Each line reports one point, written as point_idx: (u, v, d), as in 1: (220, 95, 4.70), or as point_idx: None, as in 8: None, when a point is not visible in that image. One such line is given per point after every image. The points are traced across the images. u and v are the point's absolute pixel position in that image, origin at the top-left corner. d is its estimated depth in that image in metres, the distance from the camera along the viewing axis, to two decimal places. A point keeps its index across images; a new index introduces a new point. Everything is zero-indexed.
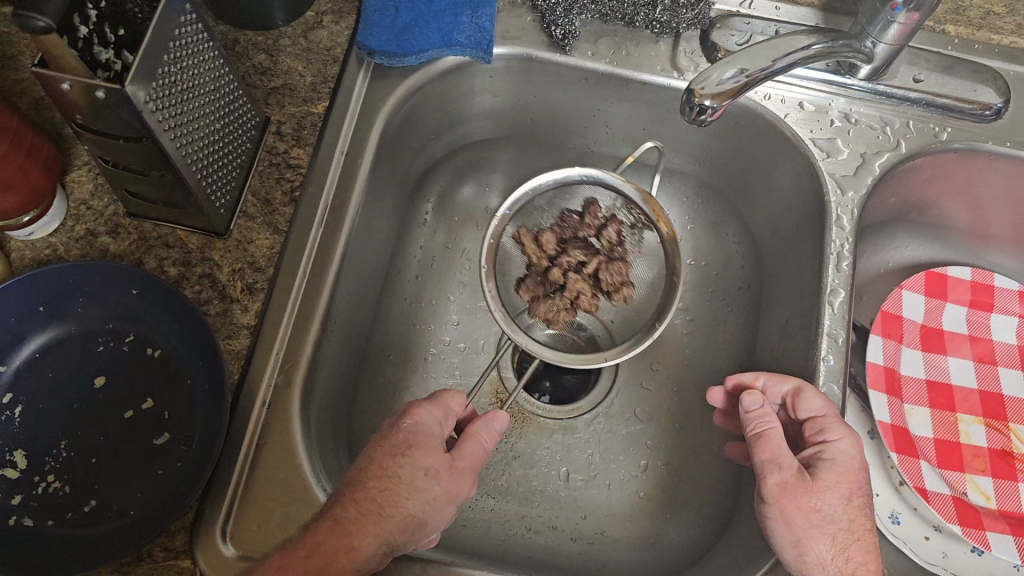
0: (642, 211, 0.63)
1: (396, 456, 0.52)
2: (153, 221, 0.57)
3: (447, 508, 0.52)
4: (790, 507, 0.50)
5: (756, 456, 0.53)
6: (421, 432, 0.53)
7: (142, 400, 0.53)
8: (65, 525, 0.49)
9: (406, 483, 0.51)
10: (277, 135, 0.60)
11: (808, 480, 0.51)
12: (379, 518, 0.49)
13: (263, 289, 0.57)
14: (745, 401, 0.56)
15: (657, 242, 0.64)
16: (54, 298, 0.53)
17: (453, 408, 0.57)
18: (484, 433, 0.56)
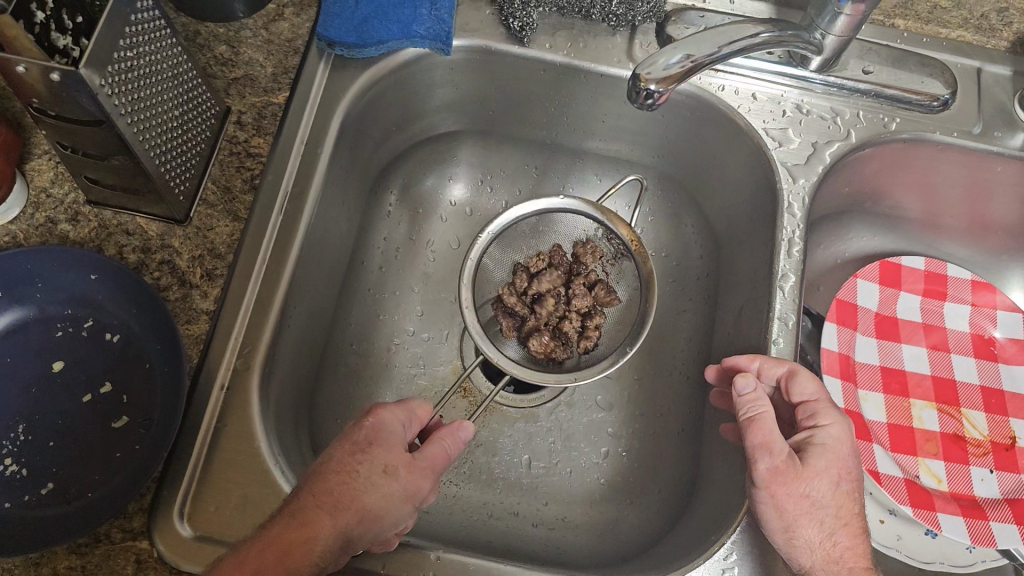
0: (621, 241, 0.64)
1: (357, 452, 0.52)
2: (113, 208, 0.57)
3: (406, 506, 0.52)
4: (781, 495, 0.50)
5: (749, 442, 0.52)
6: (384, 429, 0.54)
7: (101, 384, 0.54)
8: (23, 507, 0.50)
9: (364, 478, 0.51)
10: (238, 125, 0.61)
11: (798, 465, 0.51)
12: (335, 509, 0.49)
13: (222, 275, 0.57)
14: (739, 385, 0.54)
15: (635, 267, 0.65)
16: (13, 283, 0.53)
17: (418, 414, 0.57)
18: (449, 439, 0.56)
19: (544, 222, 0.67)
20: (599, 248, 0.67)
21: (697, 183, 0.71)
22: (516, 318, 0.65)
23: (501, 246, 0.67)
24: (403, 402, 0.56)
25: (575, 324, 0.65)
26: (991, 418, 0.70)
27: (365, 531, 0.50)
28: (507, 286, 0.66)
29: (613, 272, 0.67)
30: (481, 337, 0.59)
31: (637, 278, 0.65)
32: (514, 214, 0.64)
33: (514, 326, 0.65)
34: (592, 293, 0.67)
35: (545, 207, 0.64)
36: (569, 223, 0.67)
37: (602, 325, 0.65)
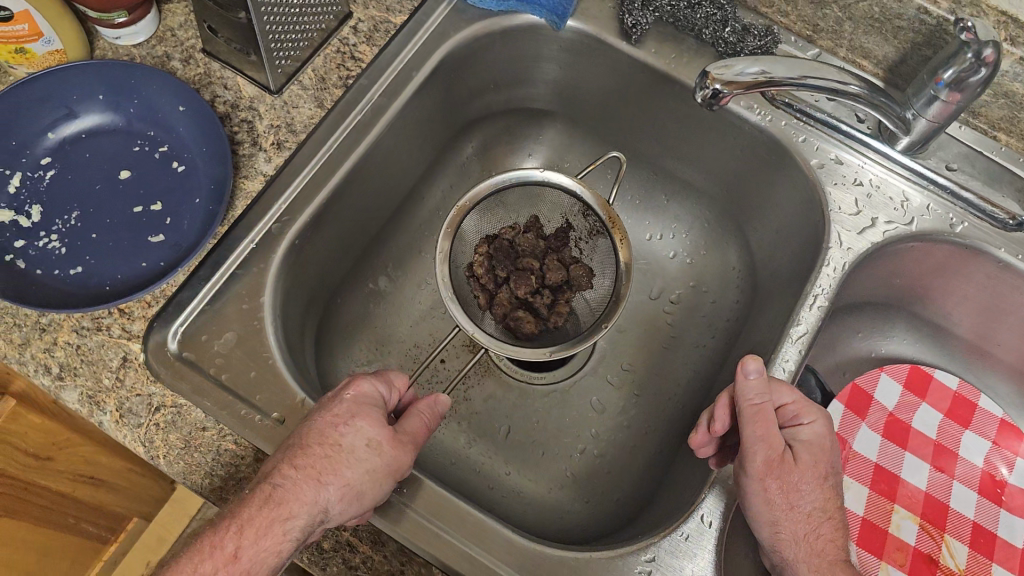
0: (597, 218, 0.67)
1: (339, 424, 0.51)
2: (221, 62, 0.64)
3: (386, 482, 0.51)
4: (772, 486, 0.50)
5: (747, 431, 0.51)
6: (365, 402, 0.53)
7: (154, 202, 0.59)
8: (50, 277, 0.56)
9: (347, 450, 0.50)
10: (353, 30, 0.67)
11: (789, 462, 0.51)
12: (316, 483, 0.48)
13: (290, 148, 0.62)
14: (748, 366, 0.52)
15: (609, 244, 0.67)
16: (114, 92, 0.60)
17: (396, 386, 0.56)
18: (427, 412, 0.56)
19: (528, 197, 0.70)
20: (576, 225, 0.70)
21: (753, 227, 0.72)
22: (489, 290, 0.68)
23: (477, 215, 0.69)
24: (381, 373, 0.55)
25: (547, 299, 0.69)
26: (974, 555, 0.66)
27: (340, 512, 0.49)
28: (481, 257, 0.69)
29: (589, 247, 0.70)
30: (456, 311, 0.61)
31: (612, 254, 0.67)
32: (492, 185, 0.66)
33: (487, 299, 0.68)
34: (567, 267, 0.70)
35: (525, 178, 0.67)
36: (550, 198, 0.69)
37: (572, 303, 0.69)
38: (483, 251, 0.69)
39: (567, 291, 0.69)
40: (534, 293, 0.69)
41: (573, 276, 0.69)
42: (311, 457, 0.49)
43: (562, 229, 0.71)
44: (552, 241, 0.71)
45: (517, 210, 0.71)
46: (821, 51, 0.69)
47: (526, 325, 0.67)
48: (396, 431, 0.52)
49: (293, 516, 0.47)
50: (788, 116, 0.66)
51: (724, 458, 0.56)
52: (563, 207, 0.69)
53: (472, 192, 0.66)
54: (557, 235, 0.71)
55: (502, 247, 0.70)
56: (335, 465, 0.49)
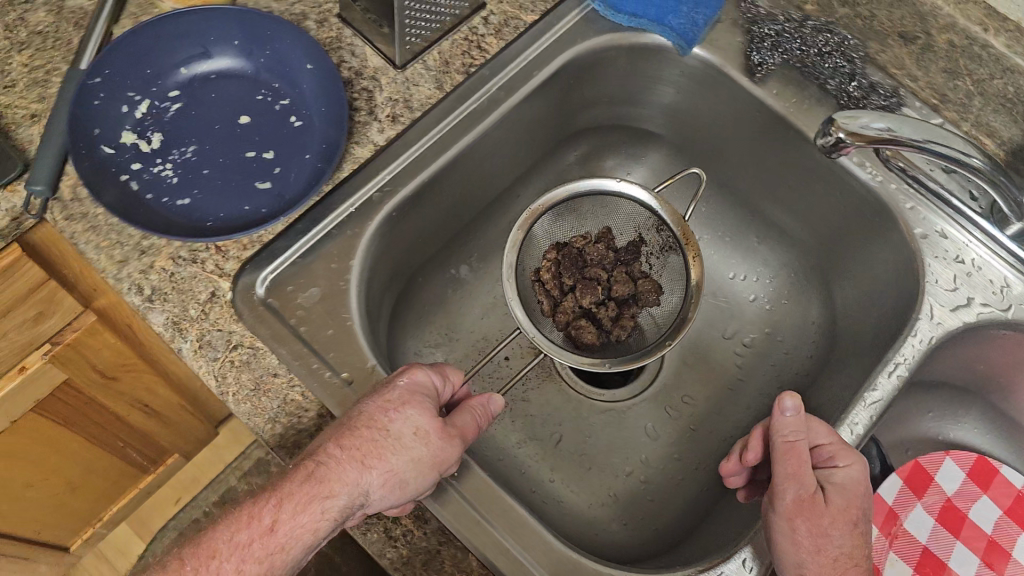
0: (671, 234, 0.66)
1: (389, 410, 0.50)
2: (353, 31, 0.66)
3: (430, 473, 0.50)
4: (801, 526, 0.50)
5: (778, 467, 0.52)
6: (417, 391, 0.52)
7: (266, 150, 0.61)
8: (158, 203, 0.58)
9: (393, 437, 0.49)
10: (484, 21, 0.68)
11: (821, 502, 0.50)
12: (357, 466, 0.48)
13: (403, 123, 0.64)
14: (783, 400, 0.53)
15: (681, 262, 0.67)
16: (249, 40, 0.63)
17: (452, 379, 0.55)
18: (479, 411, 0.55)
19: (600, 208, 0.70)
20: (649, 238, 0.70)
21: (841, 285, 0.71)
22: (553, 296, 0.69)
23: (550, 219, 0.69)
24: (437, 365, 0.54)
25: (612, 312, 0.69)
26: None
27: (379, 499, 0.49)
28: (549, 264, 0.69)
29: (659, 263, 0.70)
30: (519, 310, 0.61)
31: (682, 272, 0.66)
32: (566, 190, 0.66)
33: (551, 306, 0.68)
34: (634, 281, 0.70)
35: (600, 186, 0.67)
36: (624, 208, 0.69)
37: (637, 319, 0.69)
38: (551, 256, 0.70)
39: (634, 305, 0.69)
40: (598, 304, 0.69)
41: (640, 291, 0.69)
42: (357, 443, 0.49)
43: (634, 242, 0.71)
44: (623, 253, 0.72)
45: (589, 220, 0.71)
46: (946, 122, 0.66)
47: (588, 337, 0.67)
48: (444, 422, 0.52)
49: (330, 499, 0.47)
50: (900, 180, 0.65)
51: (752, 491, 0.59)
52: (637, 221, 0.69)
53: (545, 197, 0.66)
54: (627, 248, 0.71)
55: (570, 255, 0.70)
56: (381, 452, 0.49)
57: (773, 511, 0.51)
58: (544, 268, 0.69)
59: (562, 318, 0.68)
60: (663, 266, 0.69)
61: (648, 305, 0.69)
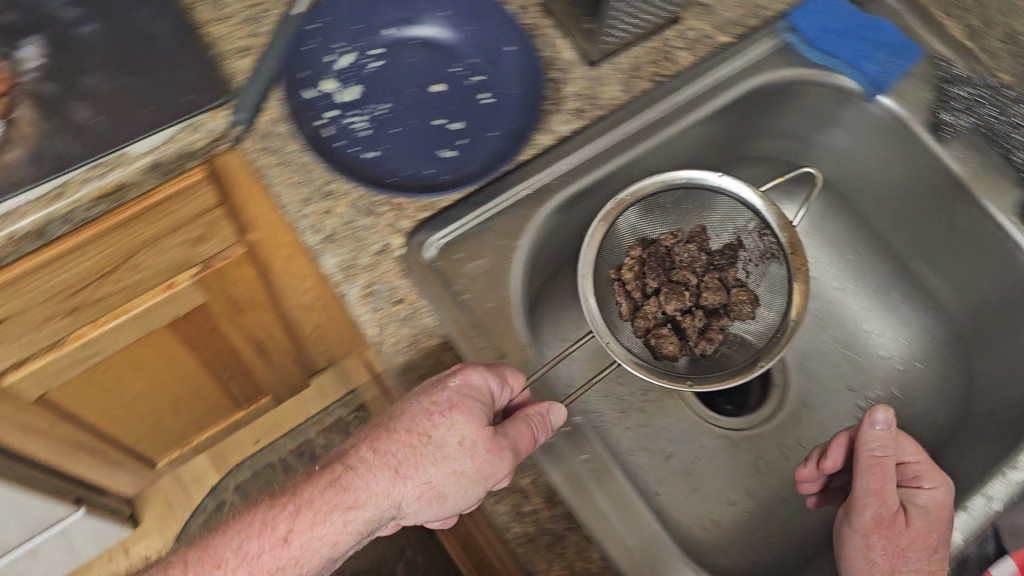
0: (776, 239, 0.65)
1: (435, 414, 0.52)
2: (552, 23, 0.67)
3: (473, 488, 0.51)
4: (877, 542, 0.54)
5: (862, 481, 0.55)
6: (471, 394, 0.52)
7: (455, 121, 0.63)
8: (347, 151, 0.61)
9: (436, 446, 0.51)
10: (678, 35, 0.69)
11: (899, 523, 0.54)
12: (390, 476, 0.51)
13: (586, 120, 0.65)
14: (875, 414, 0.57)
15: (784, 272, 0.66)
16: (457, 14, 0.65)
17: (510, 385, 0.54)
18: (537, 419, 0.53)
19: (697, 203, 0.68)
20: (747, 244, 0.68)
21: (985, 359, 0.70)
22: (634, 299, 0.66)
23: (639, 212, 0.67)
24: (496, 364, 0.54)
25: (699, 322, 0.66)
26: None
27: (413, 508, 0.52)
28: (635, 261, 0.67)
29: (757, 271, 0.69)
30: (596, 314, 0.61)
31: (785, 283, 0.65)
32: (656, 184, 0.65)
33: (630, 310, 0.65)
34: (727, 289, 0.67)
35: (695, 180, 0.66)
36: (724, 209, 0.68)
37: (726, 329, 0.66)
38: (637, 254, 0.67)
39: (725, 312, 0.67)
40: (684, 312, 0.66)
41: (733, 301, 0.66)
42: (392, 453, 0.51)
43: (731, 245, 0.69)
44: (717, 257, 0.69)
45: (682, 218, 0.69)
46: None
47: (669, 346, 0.64)
48: (495, 431, 0.52)
49: (354, 510, 0.51)
50: None
51: (821, 499, 0.65)
52: (739, 221, 0.67)
53: (633, 187, 0.65)
54: (723, 252, 0.69)
55: (658, 254, 0.68)
56: (417, 463, 0.51)
57: (853, 525, 0.55)
58: (630, 264, 0.67)
59: (641, 324, 0.65)
60: (762, 276, 0.68)
61: (740, 316, 0.66)
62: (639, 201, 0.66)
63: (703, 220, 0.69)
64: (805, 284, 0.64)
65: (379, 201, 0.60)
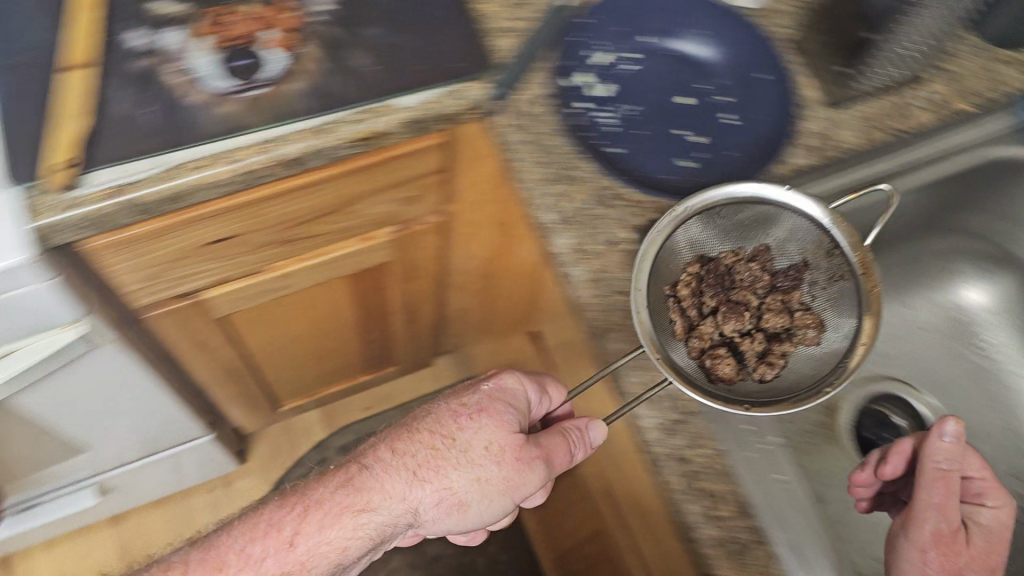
0: (847, 261, 0.59)
1: (464, 418, 0.60)
2: (802, 63, 0.70)
3: (501, 497, 0.59)
4: (939, 558, 0.51)
5: (924, 495, 0.52)
6: (501, 398, 0.61)
7: (697, 135, 0.66)
8: (595, 142, 0.64)
9: (463, 449, 0.59)
10: (919, 94, 0.70)
11: (959, 542, 0.52)
12: (410, 477, 0.59)
13: (820, 157, 0.66)
14: (946, 427, 0.53)
15: (853, 290, 0.59)
16: (715, 32, 0.67)
17: (549, 395, 0.63)
18: (574, 435, 0.59)
19: (761, 220, 0.61)
20: (814, 265, 0.61)
21: None
22: (690, 317, 0.59)
23: (696, 224, 0.60)
24: (532, 375, 0.63)
25: (758, 346, 0.60)
26: None
27: (432, 513, 0.60)
28: (690, 277, 0.60)
29: (823, 294, 0.62)
30: (646, 329, 0.54)
31: (853, 300, 0.59)
32: (718, 194, 0.58)
33: (684, 328, 0.59)
34: (789, 312, 0.61)
35: (758, 195, 0.59)
36: (790, 227, 0.61)
37: (788, 355, 0.60)
38: (693, 270, 0.61)
39: (787, 339, 0.61)
40: (742, 335, 0.60)
41: (796, 325, 0.61)
42: (416, 456, 0.60)
43: (796, 267, 0.62)
44: (780, 278, 0.63)
45: (745, 236, 0.62)
46: None
47: (727, 369, 0.57)
48: (524, 441, 0.60)
49: (368, 513, 0.59)
50: None
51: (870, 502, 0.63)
52: (806, 241, 0.61)
53: (694, 198, 0.58)
54: (787, 273, 0.62)
55: (717, 271, 0.61)
56: (439, 468, 0.59)
57: (909, 538, 0.53)
58: (684, 280, 0.60)
59: (695, 345, 0.58)
60: (827, 299, 0.61)
61: (802, 340, 0.60)
62: (695, 213, 0.59)
63: (767, 239, 0.63)
64: (877, 308, 0.57)
65: (616, 196, 0.62)
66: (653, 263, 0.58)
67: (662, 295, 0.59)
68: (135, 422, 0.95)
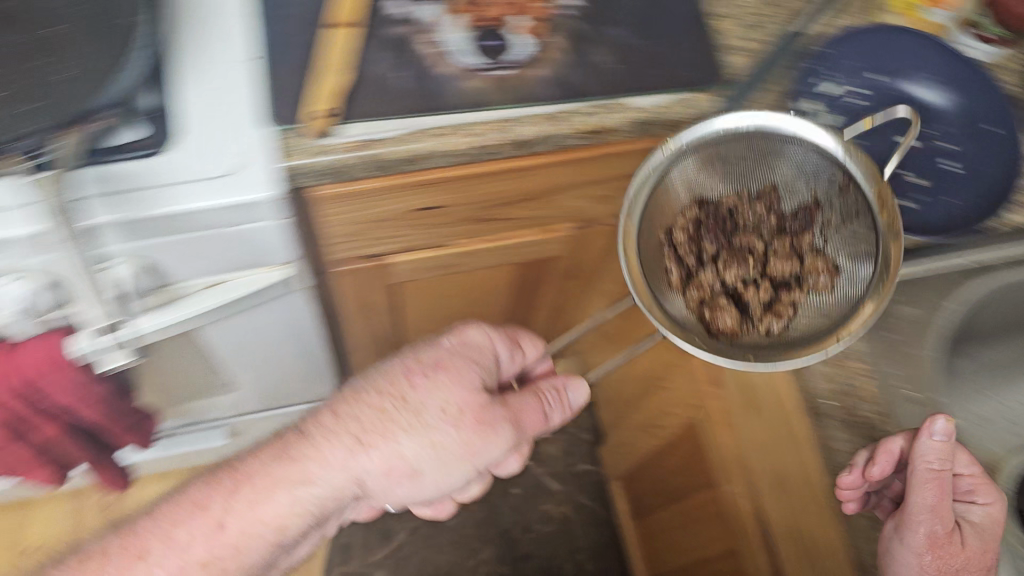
0: (863, 195, 0.59)
1: (423, 376, 0.61)
2: None
3: (463, 466, 0.60)
4: (937, 557, 0.54)
5: (919, 496, 0.54)
6: (463, 350, 0.63)
7: (917, 176, 0.66)
8: None
9: (412, 413, 0.60)
10: None
11: (955, 541, 0.55)
12: (352, 447, 0.60)
13: None
14: (937, 426, 0.54)
15: (870, 228, 0.59)
16: (945, 76, 0.68)
17: (515, 351, 0.67)
18: (537, 404, 0.63)
19: (767, 150, 0.63)
20: (825, 204, 0.63)
21: None
22: (688, 266, 0.64)
23: (696, 165, 0.64)
24: (491, 332, 0.65)
25: (767, 295, 0.62)
26: None
27: (378, 482, 0.61)
28: (689, 228, 0.65)
29: (837, 234, 0.63)
30: (646, 301, 0.59)
31: (871, 240, 0.59)
32: (711, 126, 0.60)
33: (683, 280, 0.64)
34: (801, 258, 0.63)
35: (756, 123, 0.60)
36: (794, 158, 0.62)
37: (797, 304, 0.62)
38: (692, 211, 0.66)
39: (796, 288, 0.63)
40: (747, 284, 0.63)
41: (806, 271, 0.63)
42: (361, 420, 0.60)
43: (808, 207, 0.64)
44: (790, 220, 0.65)
45: (748, 176, 0.65)
46: None
47: (727, 320, 0.61)
48: (480, 403, 0.60)
49: (311, 483, 0.60)
50: None
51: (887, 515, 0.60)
52: (815, 176, 0.62)
53: (685, 134, 0.61)
54: (796, 214, 0.65)
55: (718, 217, 0.65)
56: (385, 431, 0.59)
57: (901, 539, 0.54)
58: (682, 229, 0.65)
59: (693, 297, 0.63)
60: (841, 240, 0.63)
61: (816, 286, 0.62)
62: (691, 150, 0.62)
63: (774, 178, 0.65)
64: (899, 240, 0.56)
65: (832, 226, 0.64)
66: (644, 216, 0.62)
67: (658, 244, 0.64)
68: (281, 372, 0.99)
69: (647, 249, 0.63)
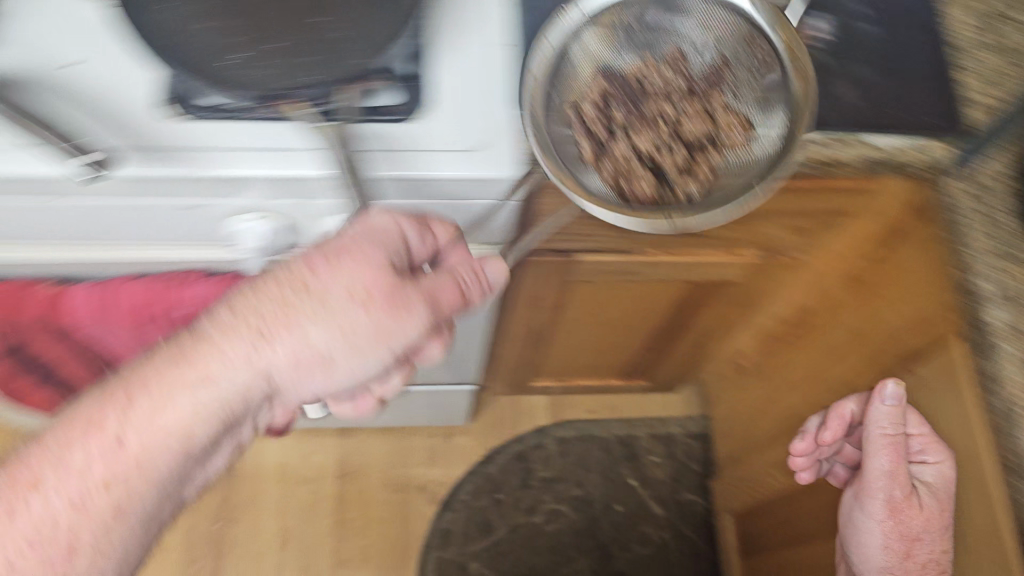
0: (771, 47, 0.62)
1: (325, 266, 0.57)
2: None
3: (382, 343, 0.58)
4: (901, 515, 0.74)
5: (876, 459, 0.74)
6: (370, 238, 0.58)
7: None
8: None
9: (317, 299, 0.56)
10: None
11: (914, 503, 0.72)
12: (253, 338, 0.57)
13: None
14: (885, 391, 0.71)
15: (779, 84, 0.62)
16: None
17: (429, 232, 0.62)
18: (447, 286, 0.62)
19: (664, 18, 0.65)
20: (735, 73, 0.64)
21: None
22: (599, 137, 0.63)
23: (588, 38, 0.63)
24: (422, 219, 0.61)
25: (681, 159, 0.63)
26: None
27: (288, 375, 0.58)
28: (592, 98, 0.63)
29: (745, 95, 0.64)
30: (549, 159, 0.57)
31: (782, 95, 0.62)
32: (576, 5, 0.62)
33: (595, 152, 0.62)
34: (713, 119, 0.64)
35: None
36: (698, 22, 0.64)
37: (716, 163, 0.63)
38: (600, 84, 0.64)
39: (717, 141, 0.63)
40: (665, 148, 0.63)
41: (721, 129, 0.63)
42: (261, 313, 0.57)
43: (716, 70, 0.65)
44: (697, 81, 0.65)
45: (650, 45, 0.65)
46: None
47: (644, 188, 0.62)
48: (389, 274, 0.57)
49: (211, 383, 0.57)
50: None
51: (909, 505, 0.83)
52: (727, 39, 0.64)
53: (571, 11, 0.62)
54: (705, 77, 0.65)
55: (624, 86, 0.64)
56: (288, 322, 0.56)
57: (880, 503, 0.75)
58: (579, 103, 0.63)
59: (605, 168, 0.62)
60: (758, 102, 0.64)
61: (731, 145, 0.63)
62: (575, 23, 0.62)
63: (676, 41, 0.65)
64: (808, 84, 0.60)
65: None
66: (548, 90, 0.61)
67: (564, 121, 0.62)
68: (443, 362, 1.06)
69: (556, 133, 0.60)
